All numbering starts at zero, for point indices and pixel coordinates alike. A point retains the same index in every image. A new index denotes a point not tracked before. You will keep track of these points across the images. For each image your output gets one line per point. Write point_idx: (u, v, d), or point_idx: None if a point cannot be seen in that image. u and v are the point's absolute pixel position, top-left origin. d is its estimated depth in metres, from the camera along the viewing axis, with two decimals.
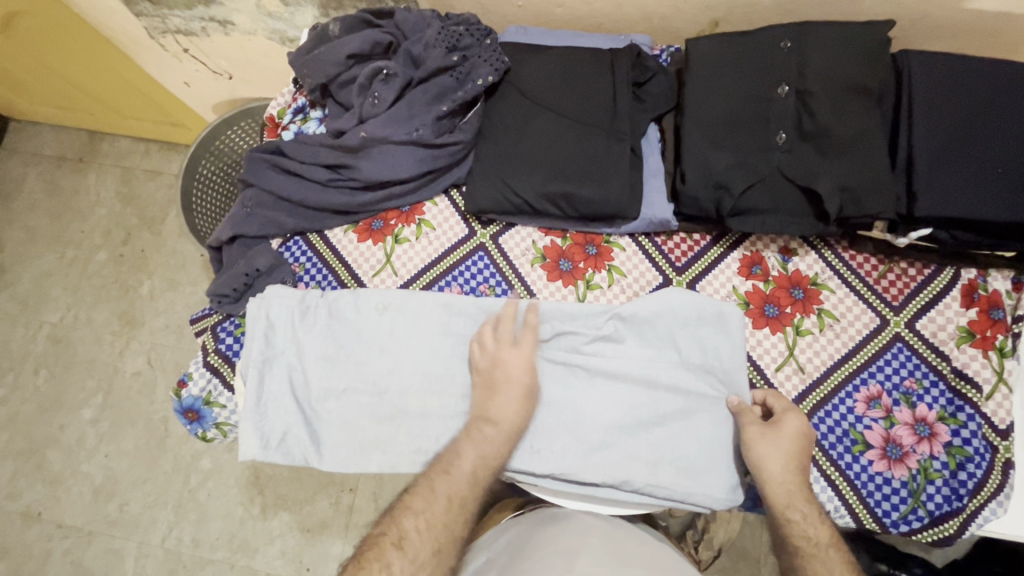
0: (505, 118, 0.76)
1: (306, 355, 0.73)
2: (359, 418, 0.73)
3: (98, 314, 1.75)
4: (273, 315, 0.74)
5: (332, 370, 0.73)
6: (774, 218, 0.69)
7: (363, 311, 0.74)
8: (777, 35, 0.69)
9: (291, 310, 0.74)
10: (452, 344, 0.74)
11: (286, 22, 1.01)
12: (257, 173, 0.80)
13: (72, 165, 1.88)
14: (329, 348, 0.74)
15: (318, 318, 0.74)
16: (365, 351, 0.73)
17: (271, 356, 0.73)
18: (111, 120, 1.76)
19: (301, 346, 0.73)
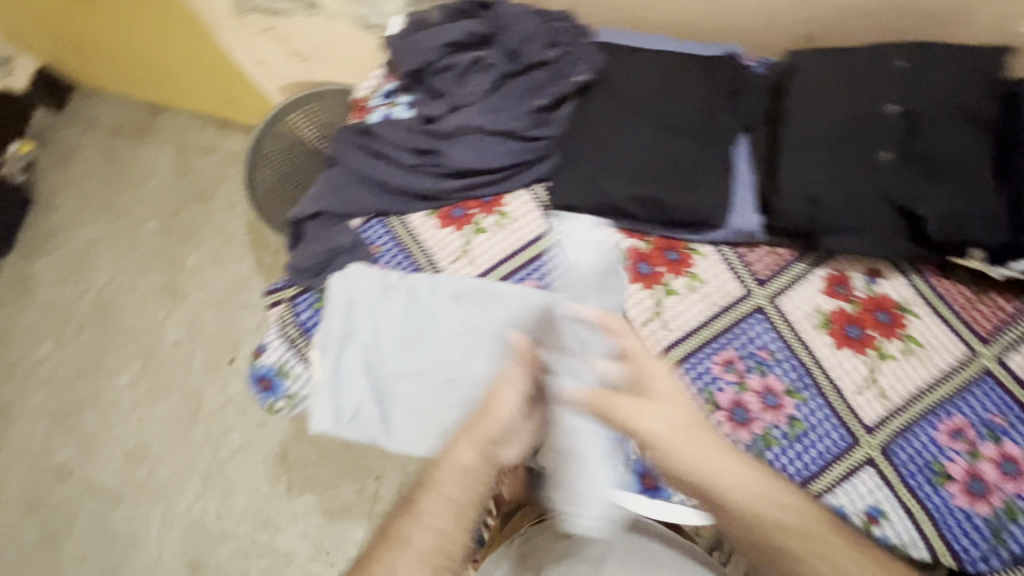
0: (597, 115, 0.75)
1: (383, 336, 0.74)
2: (429, 402, 0.73)
3: (144, 282, 1.78)
4: (351, 291, 0.74)
5: (400, 345, 0.74)
6: (871, 238, 0.67)
7: (439, 292, 0.75)
8: (882, 54, 0.69)
9: (373, 288, 0.75)
10: None
11: (372, 8, 1.03)
12: (343, 152, 0.82)
13: (130, 135, 1.93)
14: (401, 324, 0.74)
15: (397, 297, 0.75)
16: (434, 329, 0.74)
17: (349, 333, 0.74)
18: (174, 94, 1.80)
19: (379, 326, 0.74)
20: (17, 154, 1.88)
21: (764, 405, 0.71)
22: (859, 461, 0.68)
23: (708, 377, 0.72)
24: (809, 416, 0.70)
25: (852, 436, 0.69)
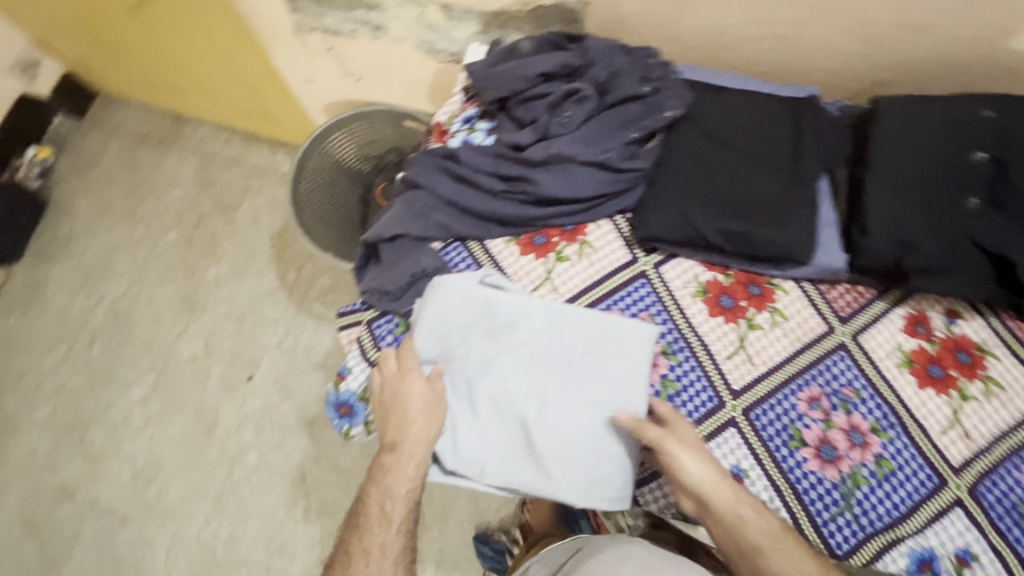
0: (685, 150, 0.77)
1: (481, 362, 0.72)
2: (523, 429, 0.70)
3: (161, 294, 1.74)
4: (444, 302, 0.73)
5: (519, 384, 0.71)
6: (956, 281, 0.69)
7: (536, 314, 0.74)
8: (971, 104, 0.71)
9: (465, 300, 0.74)
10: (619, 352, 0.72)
11: (440, 33, 1.03)
12: (427, 176, 0.81)
13: (153, 144, 1.90)
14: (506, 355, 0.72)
15: (491, 312, 0.74)
16: (542, 364, 0.72)
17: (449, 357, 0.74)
18: (205, 105, 1.78)
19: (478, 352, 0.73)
20: (35, 159, 1.81)
21: (851, 443, 0.71)
22: (948, 502, 0.68)
23: (795, 414, 0.72)
24: (896, 456, 0.70)
25: (940, 477, 0.69)
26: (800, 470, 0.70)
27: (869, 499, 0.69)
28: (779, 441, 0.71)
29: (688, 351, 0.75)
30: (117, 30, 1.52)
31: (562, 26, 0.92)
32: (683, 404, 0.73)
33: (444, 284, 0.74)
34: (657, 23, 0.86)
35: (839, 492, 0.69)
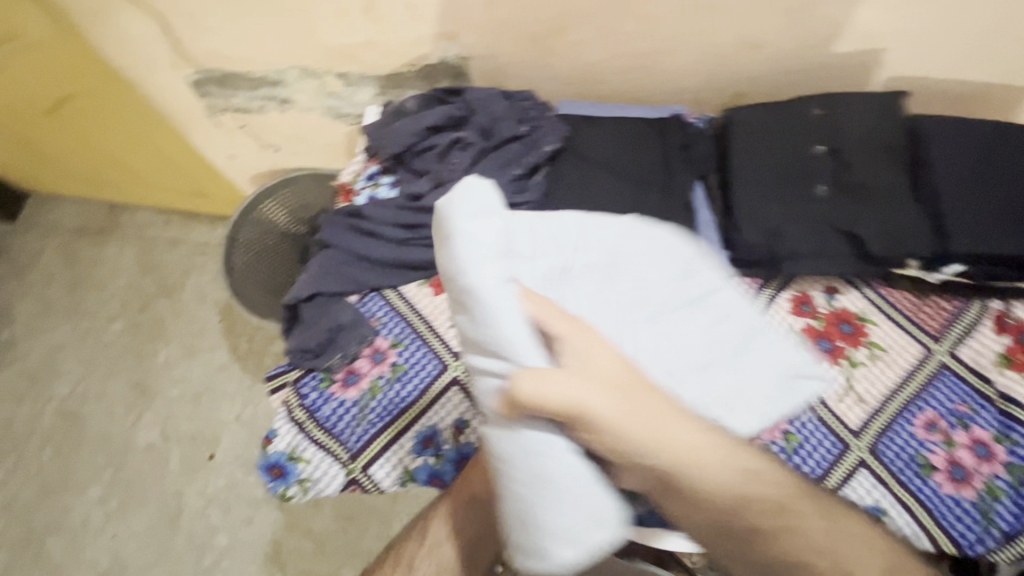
0: (568, 179, 0.84)
1: None
2: None
3: (112, 386, 1.71)
4: (474, 265, 0.50)
5: None
6: (824, 261, 0.76)
7: (571, 237, 0.62)
8: (805, 104, 0.80)
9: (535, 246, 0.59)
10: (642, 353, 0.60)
11: (344, 99, 1.10)
12: (337, 236, 0.85)
13: (89, 237, 1.90)
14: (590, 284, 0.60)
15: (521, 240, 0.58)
16: (630, 300, 0.61)
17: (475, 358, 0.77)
18: (137, 191, 1.80)
19: None
20: None
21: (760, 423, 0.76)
22: (853, 464, 0.74)
23: None
24: (803, 429, 0.75)
25: (844, 442, 0.75)
26: None
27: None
28: None
29: None
30: (38, 129, 1.53)
31: (451, 80, 0.99)
32: None
33: (448, 196, 0.54)
34: (534, 67, 0.94)
35: None
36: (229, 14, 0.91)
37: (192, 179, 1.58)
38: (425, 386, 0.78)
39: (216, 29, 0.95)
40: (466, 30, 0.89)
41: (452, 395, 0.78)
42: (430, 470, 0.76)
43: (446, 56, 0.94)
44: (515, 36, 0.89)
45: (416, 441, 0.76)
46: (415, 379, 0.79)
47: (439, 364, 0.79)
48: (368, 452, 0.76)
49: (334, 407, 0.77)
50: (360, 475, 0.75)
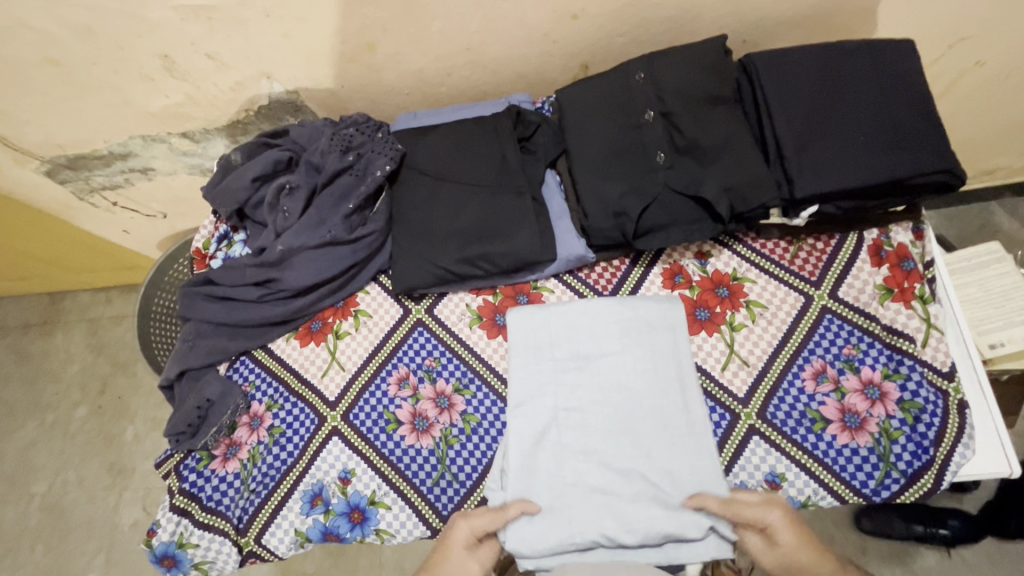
0: (412, 198, 0.80)
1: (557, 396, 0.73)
2: (568, 478, 0.69)
3: (88, 472, 1.62)
4: (538, 349, 0.74)
5: (563, 424, 0.71)
6: (676, 231, 0.73)
7: (611, 336, 0.74)
8: (629, 71, 0.75)
9: (577, 323, 0.75)
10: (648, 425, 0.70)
11: (199, 155, 1.04)
12: (191, 309, 0.82)
13: (17, 333, 1.79)
14: (613, 379, 0.73)
15: (563, 335, 0.74)
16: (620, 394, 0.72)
17: (538, 385, 0.73)
18: (50, 281, 1.70)
19: (544, 380, 0.73)
20: None
21: None
22: (744, 433, 0.71)
23: None
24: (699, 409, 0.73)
25: (731, 412, 0.72)
26: None
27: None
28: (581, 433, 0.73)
29: None
30: None
31: (292, 114, 0.95)
32: (487, 433, 0.75)
33: (525, 313, 0.75)
34: (366, 85, 0.89)
35: None
36: (37, 102, 0.89)
37: (102, 256, 1.51)
38: (304, 444, 0.76)
39: (33, 119, 0.93)
40: (278, 66, 0.84)
41: (331, 447, 0.76)
42: (322, 527, 0.73)
43: (273, 93, 0.89)
44: (329, 60, 0.83)
45: (303, 501, 0.74)
46: (294, 438, 0.77)
47: (315, 418, 0.77)
48: (256, 523, 0.74)
49: (216, 484, 0.76)
50: (256, 546, 0.74)
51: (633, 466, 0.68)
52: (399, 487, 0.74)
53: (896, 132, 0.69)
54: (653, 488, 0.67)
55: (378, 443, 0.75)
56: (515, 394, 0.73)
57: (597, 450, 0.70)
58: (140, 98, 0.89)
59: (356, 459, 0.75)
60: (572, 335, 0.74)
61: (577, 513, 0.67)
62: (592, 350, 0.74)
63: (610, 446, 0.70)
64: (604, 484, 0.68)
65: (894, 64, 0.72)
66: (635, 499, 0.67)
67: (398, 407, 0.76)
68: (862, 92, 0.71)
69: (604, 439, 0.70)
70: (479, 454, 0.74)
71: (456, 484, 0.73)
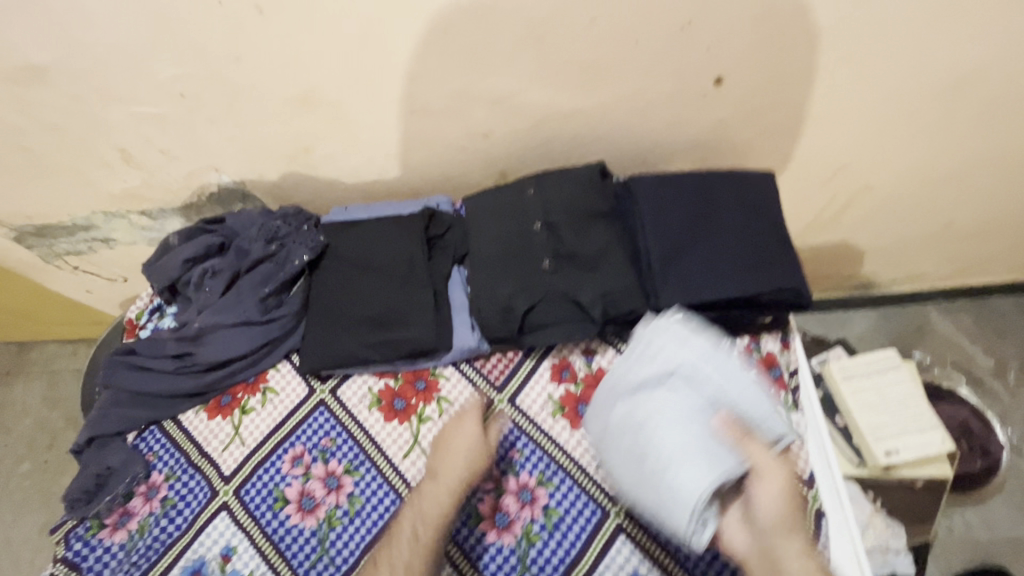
0: (327, 285, 0.88)
1: (640, 408, 0.70)
2: (644, 428, 0.68)
3: (19, 531, 1.58)
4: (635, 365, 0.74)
5: (645, 415, 0.69)
6: (559, 330, 0.79)
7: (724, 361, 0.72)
8: (525, 185, 0.85)
9: (695, 372, 0.71)
10: (685, 441, 0.66)
11: (156, 230, 1.13)
12: (107, 378, 0.87)
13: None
14: (659, 441, 0.67)
15: (654, 352, 0.73)
16: (667, 495, 0.65)
17: (636, 401, 0.71)
18: (22, 330, 1.75)
19: (639, 401, 0.71)
20: None
21: (520, 503, 0.76)
22: (611, 531, 0.73)
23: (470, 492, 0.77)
24: (576, 519, 0.74)
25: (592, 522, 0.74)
26: (482, 545, 0.73)
27: (495, 556, 0.73)
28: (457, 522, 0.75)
29: (562, 472, 0.77)
30: None
31: (240, 201, 1.04)
32: (370, 516, 0.77)
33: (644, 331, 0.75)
34: (306, 180, 0.99)
35: (517, 555, 0.73)
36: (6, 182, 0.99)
37: (70, 314, 1.58)
38: (193, 517, 0.79)
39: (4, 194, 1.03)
40: (225, 161, 0.94)
41: (218, 522, 0.78)
42: None
43: (221, 182, 0.99)
44: (270, 158, 0.94)
45: None
46: (183, 512, 0.79)
47: (208, 491, 0.80)
48: None
49: (100, 554, 0.78)
50: None
51: (686, 443, 0.66)
52: (276, 567, 0.75)
53: (753, 252, 0.77)
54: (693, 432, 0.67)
55: (263, 521, 0.77)
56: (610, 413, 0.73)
57: (682, 438, 0.66)
58: (102, 182, 0.99)
59: (240, 535, 0.77)
60: (666, 352, 0.72)
61: (660, 407, 0.69)
62: (678, 376, 0.71)
63: (670, 445, 0.66)
64: (665, 431, 0.67)
65: (755, 193, 0.82)
66: (679, 444, 0.66)
67: (288, 486, 0.79)
68: (727, 215, 0.80)
69: (670, 434, 0.67)
70: (358, 538, 0.75)
71: (332, 566, 0.74)
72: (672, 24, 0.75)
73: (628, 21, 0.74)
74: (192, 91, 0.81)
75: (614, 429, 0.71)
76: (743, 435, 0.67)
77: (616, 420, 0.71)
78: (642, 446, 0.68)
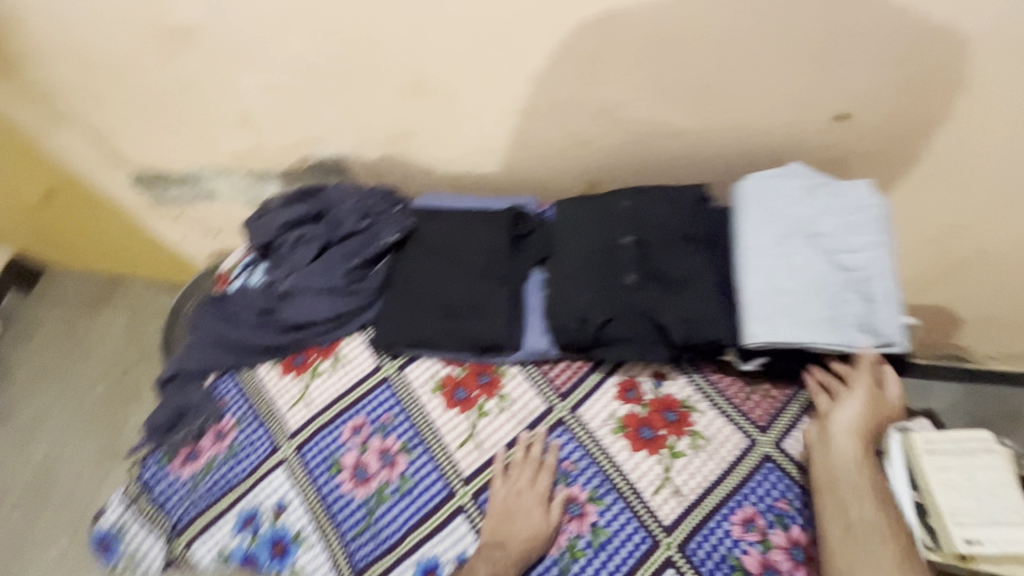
0: (408, 267, 0.89)
1: (767, 252, 0.74)
2: (772, 274, 0.73)
3: (87, 449, 1.69)
4: (763, 213, 0.76)
5: (771, 272, 0.73)
6: (634, 347, 0.77)
7: (846, 232, 0.73)
8: (620, 197, 0.84)
9: (814, 256, 0.73)
10: (808, 290, 0.71)
11: (254, 191, 1.20)
12: (196, 328, 0.94)
13: (78, 305, 1.94)
14: (794, 275, 0.72)
15: (779, 211, 0.76)
16: (790, 302, 0.71)
17: (760, 240, 0.75)
18: (119, 265, 1.86)
19: (762, 237, 0.75)
20: None
21: (568, 515, 0.75)
22: (659, 564, 0.71)
23: None
24: (626, 543, 0.72)
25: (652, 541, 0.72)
26: None
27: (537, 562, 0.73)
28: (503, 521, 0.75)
29: (615, 492, 0.75)
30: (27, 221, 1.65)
31: (336, 175, 1.08)
32: (417, 498, 0.78)
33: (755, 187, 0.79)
34: (401, 163, 1.02)
35: (558, 567, 0.72)
36: (136, 130, 1.08)
37: (163, 259, 1.69)
38: (255, 466, 0.82)
39: (132, 140, 1.12)
40: (331, 135, 0.98)
41: (277, 475, 0.81)
42: (245, 550, 0.78)
43: (323, 155, 1.04)
44: (372, 138, 0.97)
45: (237, 520, 0.79)
46: (247, 458, 0.83)
47: (271, 444, 0.84)
48: (189, 530, 0.80)
49: (168, 483, 0.83)
50: (182, 551, 0.79)
51: (811, 291, 0.71)
52: (325, 530, 0.78)
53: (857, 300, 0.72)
54: (812, 280, 0.72)
55: (318, 482, 0.80)
56: (741, 266, 0.75)
57: (801, 278, 0.72)
58: (218, 140, 1.06)
59: (295, 492, 0.80)
60: (787, 210, 0.76)
61: (791, 273, 0.72)
62: (803, 239, 0.74)
63: (806, 281, 0.72)
64: (782, 276, 0.72)
65: None
66: (810, 292, 0.71)
67: (346, 453, 0.82)
68: None
69: (797, 280, 0.72)
70: (404, 518, 0.77)
71: (376, 539, 0.76)
72: (799, 52, 0.72)
73: (752, 44, 0.72)
74: (317, 65, 0.85)
75: (760, 286, 0.72)
76: (886, 320, 0.70)
77: (751, 270, 0.74)
78: (775, 277, 0.72)
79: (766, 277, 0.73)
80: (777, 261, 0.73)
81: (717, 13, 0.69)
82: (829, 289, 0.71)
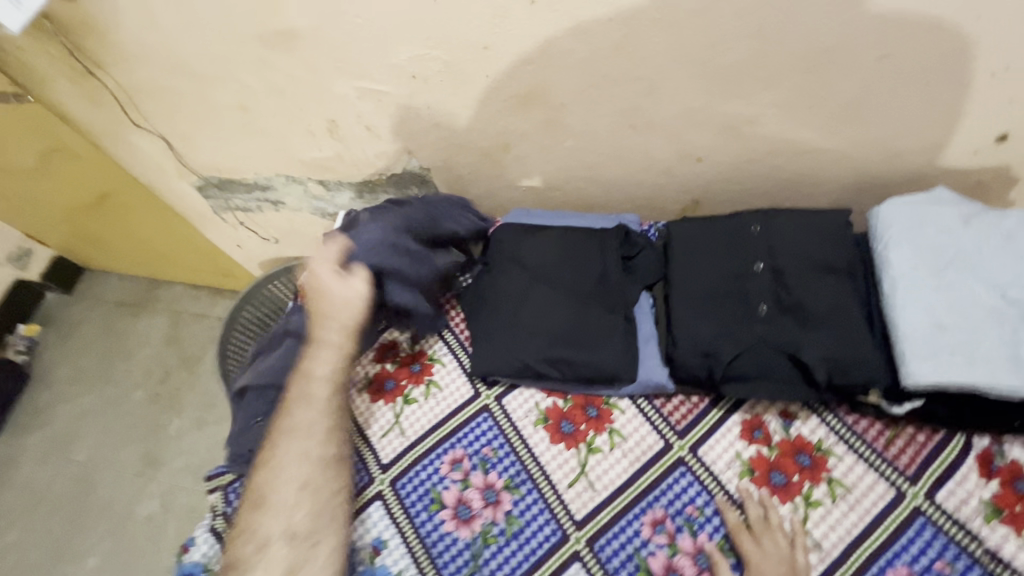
0: (508, 289, 0.83)
1: (925, 283, 0.67)
2: (930, 308, 0.65)
3: (124, 456, 1.56)
4: (916, 240, 0.69)
5: (931, 306, 0.65)
6: (767, 386, 0.72)
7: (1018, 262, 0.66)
8: (746, 220, 0.78)
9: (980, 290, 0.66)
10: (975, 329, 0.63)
11: (326, 201, 1.15)
12: (279, 347, 0.89)
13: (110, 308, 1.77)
14: (958, 311, 0.65)
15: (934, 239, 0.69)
16: (956, 342, 0.63)
17: (914, 271, 0.68)
18: (162, 268, 1.70)
19: (918, 267, 0.68)
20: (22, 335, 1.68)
21: (697, 567, 0.69)
22: None
23: (638, 540, 0.70)
24: None
25: None
26: None
27: None
28: (624, 571, 0.69)
29: None
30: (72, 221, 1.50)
31: (417, 186, 1.04)
32: (526, 542, 0.72)
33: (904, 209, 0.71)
34: (490, 177, 0.97)
35: None
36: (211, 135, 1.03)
37: (211, 259, 1.58)
38: None
39: (206, 146, 1.07)
40: (421, 146, 0.93)
41: (372, 511, 0.76)
42: None
43: (409, 166, 0.99)
44: (466, 150, 0.93)
45: None
46: None
47: (364, 477, 0.78)
48: None
49: None
50: None
51: (980, 328, 0.64)
52: (426, 574, 0.72)
53: None
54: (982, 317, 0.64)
55: (417, 521, 0.74)
56: (894, 299, 0.67)
57: (967, 315, 0.64)
58: (298, 149, 1.02)
59: (392, 530, 0.74)
60: (944, 237, 0.68)
61: (953, 310, 0.65)
62: (965, 271, 0.67)
63: (973, 318, 0.64)
64: (945, 311, 0.65)
65: None
66: (979, 330, 0.64)
67: (445, 489, 0.76)
68: None
69: (962, 317, 0.64)
70: (513, 563, 0.71)
71: None
72: (968, 70, 0.65)
73: (920, 59, 0.65)
74: (424, 73, 0.79)
75: (920, 322, 0.65)
76: None
77: (906, 302, 0.67)
78: (937, 310, 0.65)
79: (925, 312, 0.65)
80: (935, 294, 0.66)
81: (889, 28, 0.62)
82: (1003, 326, 0.63)
